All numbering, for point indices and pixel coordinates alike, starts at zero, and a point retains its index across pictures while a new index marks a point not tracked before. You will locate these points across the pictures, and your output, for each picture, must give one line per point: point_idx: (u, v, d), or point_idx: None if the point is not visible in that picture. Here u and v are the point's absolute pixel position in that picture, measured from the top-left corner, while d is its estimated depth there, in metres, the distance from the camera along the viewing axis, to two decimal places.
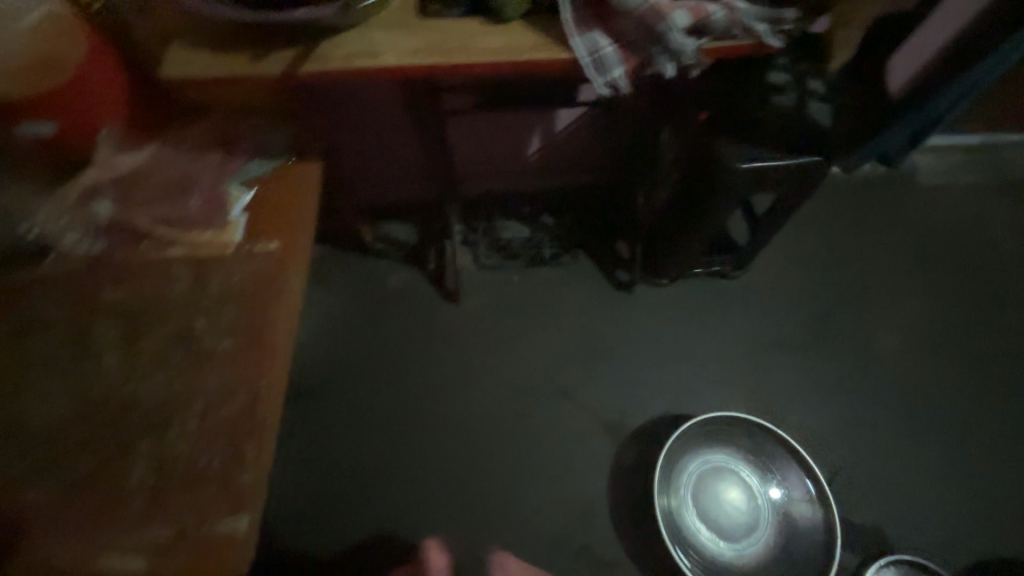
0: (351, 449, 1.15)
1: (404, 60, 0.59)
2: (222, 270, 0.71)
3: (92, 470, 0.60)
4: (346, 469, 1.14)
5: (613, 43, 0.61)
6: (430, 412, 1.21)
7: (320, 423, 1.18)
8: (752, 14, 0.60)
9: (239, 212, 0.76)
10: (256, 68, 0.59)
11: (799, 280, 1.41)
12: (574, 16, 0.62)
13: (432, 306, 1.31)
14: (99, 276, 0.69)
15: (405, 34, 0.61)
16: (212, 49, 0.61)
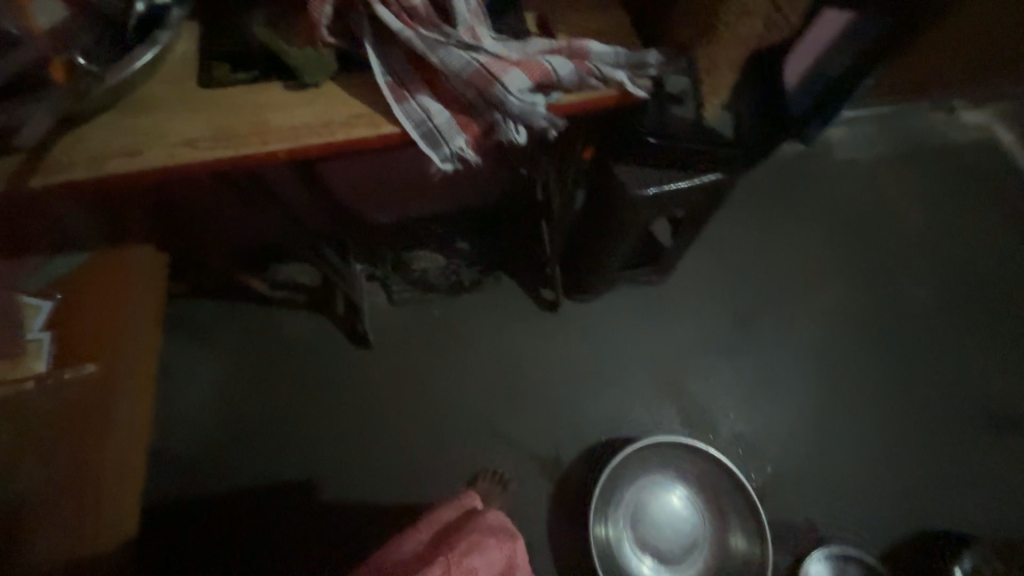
0: (265, 524, 1.07)
1: (172, 155, 0.47)
2: (27, 409, 0.68)
3: None
4: (262, 547, 1.06)
5: (445, 108, 0.50)
6: (348, 472, 1.12)
7: (228, 500, 1.09)
8: (606, 61, 0.51)
9: (38, 330, 0.71)
10: None
11: (725, 277, 1.37)
12: (393, 76, 0.50)
13: (341, 353, 1.20)
14: None
15: (177, 114, 0.49)
16: None
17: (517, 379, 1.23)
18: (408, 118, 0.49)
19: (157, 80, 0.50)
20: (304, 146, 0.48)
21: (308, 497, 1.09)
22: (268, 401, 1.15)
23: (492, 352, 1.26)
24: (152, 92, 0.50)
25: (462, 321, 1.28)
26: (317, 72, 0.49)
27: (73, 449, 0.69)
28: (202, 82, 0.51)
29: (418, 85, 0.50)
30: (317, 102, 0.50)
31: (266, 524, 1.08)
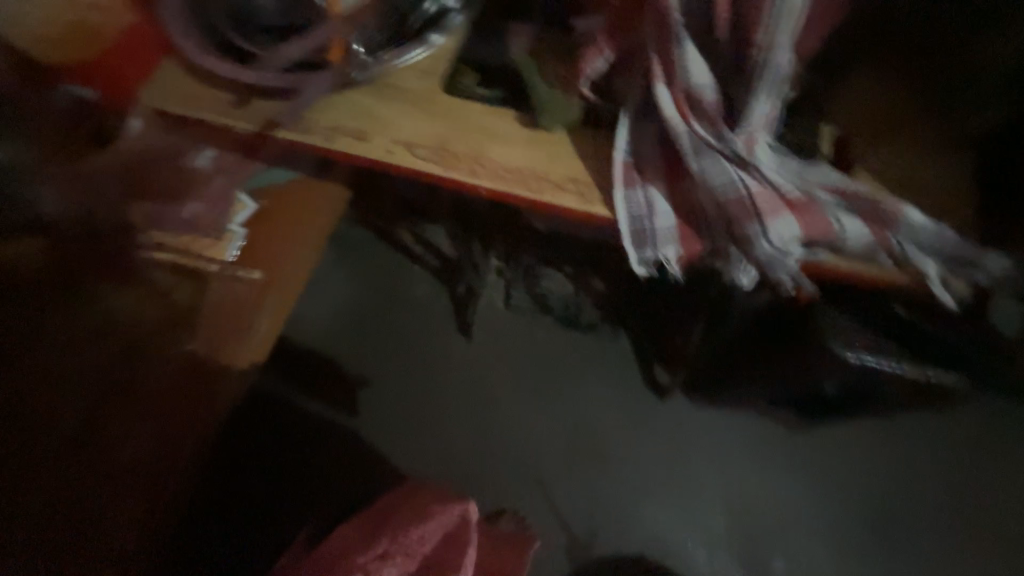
0: (310, 448, 1.13)
1: (392, 155, 0.46)
2: (196, 293, 0.71)
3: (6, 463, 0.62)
4: (297, 467, 1.12)
5: (672, 214, 0.46)
6: (399, 442, 1.15)
7: (292, 410, 1.15)
8: (903, 243, 0.46)
9: (238, 225, 0.75)
10: (236, 118, 0.50)
11: (889, 468, 1.07)
12: (634, 160, 0.46)
13: (443, 331, 1.23)
14: (78, 255, 0.69)
15: (412, 114, 0.48)
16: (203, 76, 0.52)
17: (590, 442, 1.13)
18: (628, 207, 0.45)
19: (410, 73, 0.50)
20: (505, 191, 0.46)
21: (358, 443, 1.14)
22: (364, 340, 1.22)
23: (577, 404, 1.17)
24: (400, 82, 0.50)
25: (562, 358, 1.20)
26: (554, 121, 0.48)
27: (217, 339, 0.73)
28: (443, 87, 0.50)
29: (656, 176, 0.46)
30: (536, 152, 0.47)
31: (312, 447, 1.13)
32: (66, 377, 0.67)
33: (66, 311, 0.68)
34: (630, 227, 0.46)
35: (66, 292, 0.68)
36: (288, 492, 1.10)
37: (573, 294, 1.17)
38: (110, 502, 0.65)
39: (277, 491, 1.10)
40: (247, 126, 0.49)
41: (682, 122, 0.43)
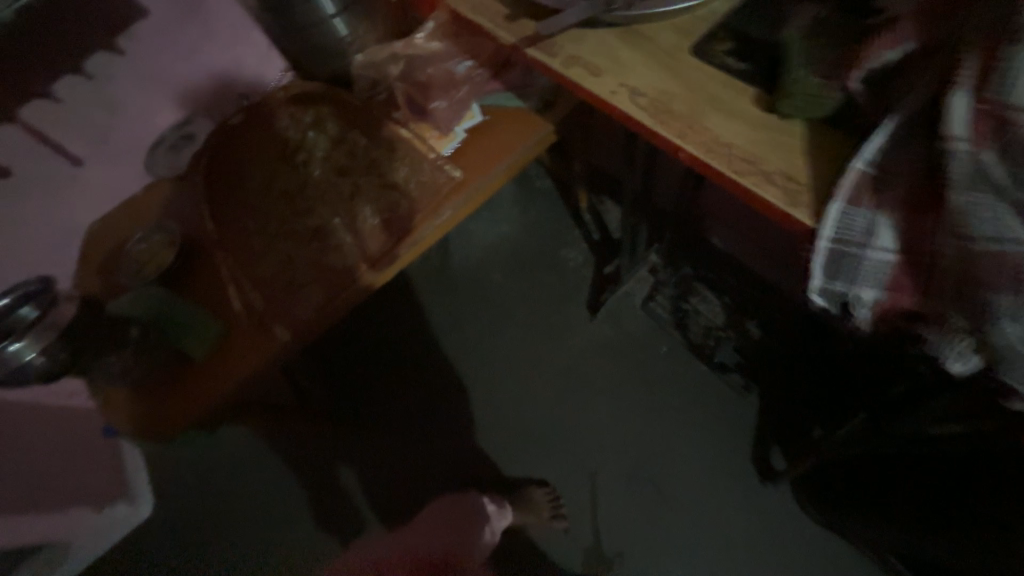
0: (427, 336, 1.30)
1: (614, 96, 0.48)
2: (412, 167, 0.88)
3: (261, 234, 0.89)
4: (410, 346, 1.29)
5: (892, 253, 0.41)
6: (493, 371, 1.24)
7: (427, 299, 1.33)
8: None
9: (461, 129, 0.90)
10: (500, 28, 0.57)
11: None
12: (873, 179, 0.41)
13: (572, 299, 1.28)
14: (356, 120, 0.93)
15: (650, 66, 0.49)
16: None
17: (658, 465, 1.10)
18: (838, 226, 0.41)
19: (665, 27, 0.51)
20: (705, 162, 0.45)
21: (461, 352, 1.27)
22: (505, 272, 1.33)
23: (667, 430, 1.12)
24: (653, 32, 0.51)
25: (678, 380, 1.16)
26: (796, 110, 0.45)
27: (410, 210, 0.86)
28: (694, 49, 0.49)
29: (886, 206, 0.41)
30: (757, 137, 0.45)
31: (428, 337, 1.29)
32: (320, 190, 0.90)
33: (336, 154, 0.92)
34: (833, 244, 0.41)
35: (340, 143, 0.92)
36: (397, 366, 1.28)
37: (722, 327, 1.09)
38: (305, 285, 0.84)
39: (391, 361, 1.29)
40: (510, 38, 0.56)
41: (972, 148, 0.36)
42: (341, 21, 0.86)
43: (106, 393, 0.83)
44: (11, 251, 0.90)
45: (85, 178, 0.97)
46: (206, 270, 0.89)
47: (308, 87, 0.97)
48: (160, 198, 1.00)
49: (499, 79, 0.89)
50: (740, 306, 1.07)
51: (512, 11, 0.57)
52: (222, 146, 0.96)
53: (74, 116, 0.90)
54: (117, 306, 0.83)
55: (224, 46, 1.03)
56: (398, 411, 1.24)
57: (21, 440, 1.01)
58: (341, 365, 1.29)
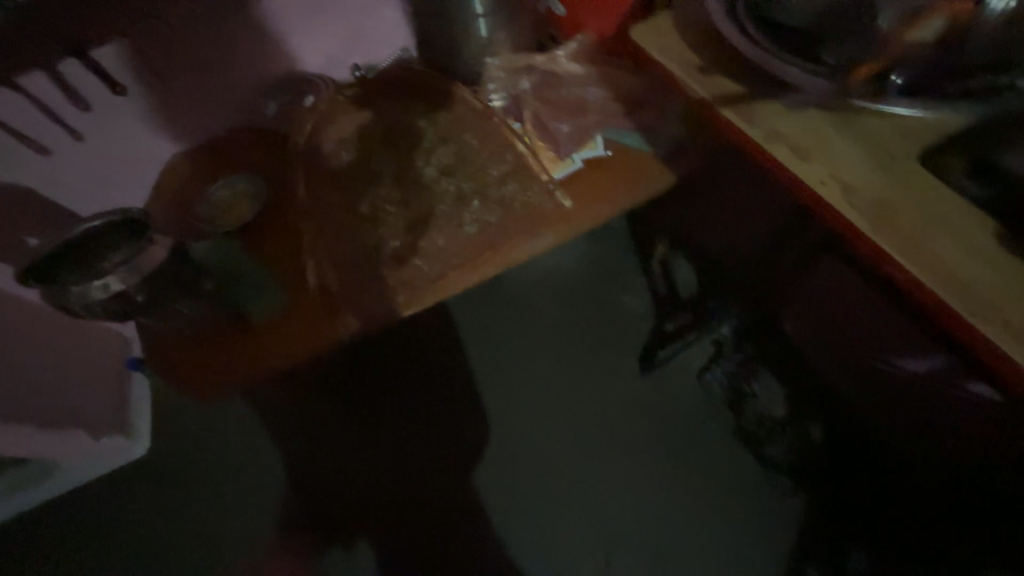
0: (466, 348, 1.23)
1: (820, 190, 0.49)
2: (521, 185, 0.83)
3: (349, 214, 0.85)
4: (446, 354, 1.22)
5: None
6: (514, 401, 1.18)
7: (474, 310, 1.27)
8: None
9: (579, 157, 0.85)
10: (695, 78, 0.56)
11: None
12: None
13: (626, 348, 1.21)
14: (472, 121, 0.89)
15: (863, 163, 0.50)
16: (688, 33, 0.59)
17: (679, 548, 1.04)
18: None
19: (882, 125, 0.52)
20: (923, 284, 0.44)
21: (500, 373, 1.21)
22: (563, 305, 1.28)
23: (697, 514, 1.05)
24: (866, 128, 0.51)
25: (717, 460, 1.09)
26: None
27: (506, 227, 0.81)
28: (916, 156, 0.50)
29: None
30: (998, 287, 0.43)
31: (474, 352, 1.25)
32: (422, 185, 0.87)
33: (444, 151, 0.88)
34: None
35: (451, 141, 0.89)
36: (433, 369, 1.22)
37: (777, 419, 1.04)
38: (386, 277, 0.80)
39: (426, 365, 1.22)
40: (702, 92, 0.55)
41: None
42: (486, 21, 0.85)
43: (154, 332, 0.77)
44: (90, 160, 0.90)
45: (183, 108, 0.94)
46: (284, 234, 0.84)
47: (430, 76, 0.93)
48: (254, 148, 0.96)
49: (631, 115, 0.85)
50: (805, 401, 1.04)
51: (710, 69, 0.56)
52: (331, 116, 0.93)
53: (196, 47, 0.88)
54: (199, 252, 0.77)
55: (358, 13, 0.99)
56: (422, 417, 1.17)
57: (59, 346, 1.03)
58: (373, 355, 1.24)
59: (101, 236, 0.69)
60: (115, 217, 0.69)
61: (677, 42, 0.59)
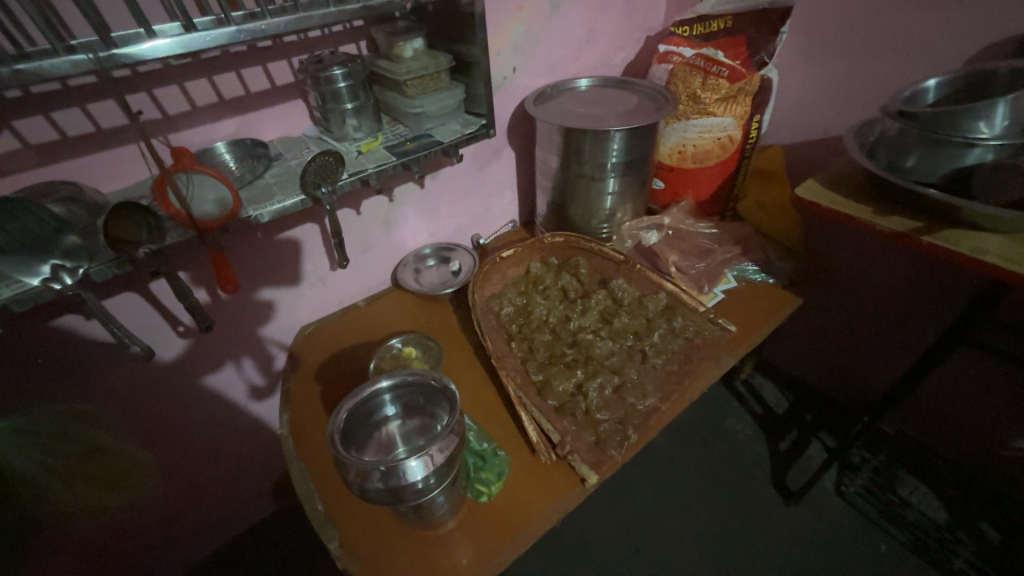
0: (607, 504, 1.19)
1: (1011, 268, 0.64)
2: (686, 317, 0.91)
3: (537, 361, 0.86)
4: (591, 515, 1.17)
5: None
6: (644, 535, 1.13)
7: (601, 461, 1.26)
8: None
9: (718, 291, 0.99)
10: (872, 220, 0.75)
11: None
12: None
13: (756, 474, 1.22)
14: (618, 271, 0.98)
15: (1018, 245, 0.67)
16: (837, 193, 0.82)
17: None
18: None
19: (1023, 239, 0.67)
20: None
21: (650, 525, 1.14)
22: (667, 437, 1.30)
23: None
24: (991, 240, 0.68)
25: (865, 551, 1.08)
26: None
27: (692, 355, 0.86)
28: None
29: None
30: None
31: (605, 503, 1.19)
32: (590, 329, 0.93)
33: (598, 296, 0.97)
34: None
35: (604, 287, 0.99)
36: (576, 538, 1.13)
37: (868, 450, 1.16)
38: (603, 414, 0.77)
39: (578, 531, 1.15)
40: (891, 227, 0.73)
41: None
42: (612, 198, 1.01)
43: (347, 510, 0.67)
44: (269, 346, 0.90)
45: (329, 282, 0.93)
46: (474, 390, 0.82)
47: (568, 236, 1.01)
48: (404, 312, 0.97)
49: (746, 254, 1.04)
50: (912, 406, 1.13)
51: (883, 214, 0.76)
52: (487, 273, 0.96)
53: (361, 228, 0.93)
54: (413, 421, 0.62)
55: (487, 196, 1.11)
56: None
57: (228, 475, 0.99)
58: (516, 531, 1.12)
59: (401, 387, 0.60)
60: (405, 376, 0.59)
61: (833, 197, 0.81)
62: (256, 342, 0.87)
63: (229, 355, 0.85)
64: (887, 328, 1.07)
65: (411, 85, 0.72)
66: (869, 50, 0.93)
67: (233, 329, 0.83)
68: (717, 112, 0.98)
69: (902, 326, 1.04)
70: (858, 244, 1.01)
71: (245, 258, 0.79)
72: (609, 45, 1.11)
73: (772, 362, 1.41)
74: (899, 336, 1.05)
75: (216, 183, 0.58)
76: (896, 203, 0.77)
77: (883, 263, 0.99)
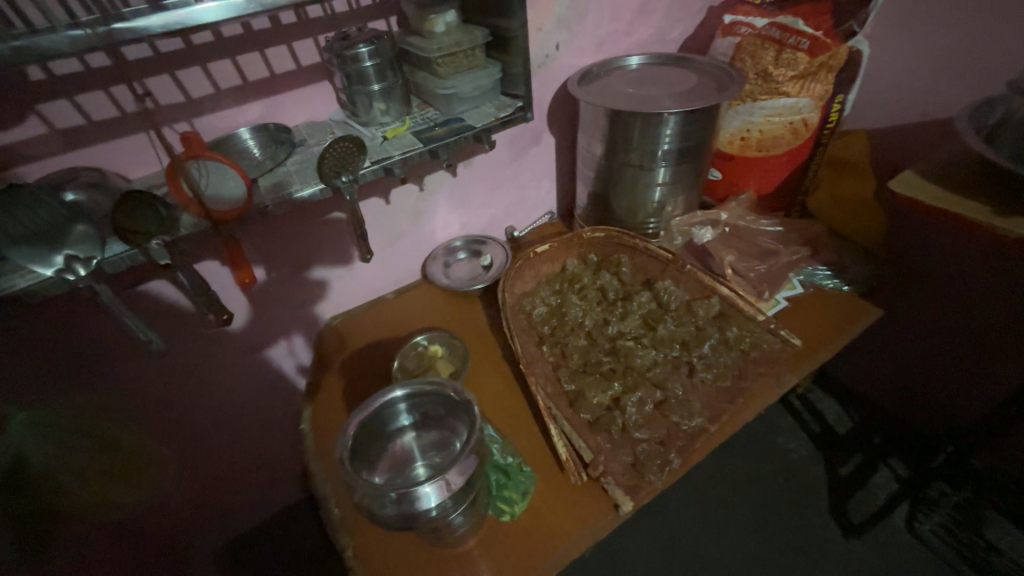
0: (639, 521, 1.12)
1: None
2: (743, 327, 0.81)
3: (570, 368, 0.79)
4: (622, 529, 1.11)
5: None
6: (678, 555, 1.06)
7: None
8: None
9: (781, 298, 0.87)
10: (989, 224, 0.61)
11: None
12: None
13: (808, 499, 1.11)
14: (665, 271, 0.88)
15: None
16: (942, 188, 0.68)
17: None
18: None
19: None
20: None
21: (684, 544, 1.07)
22: (711, 455, 1.19)
23: None
24: None
25: None
26: None
27: (749, 373, 0.75)
28: None
29: None
30: None
31: (637, 518, 1.12)
32: (631, 334, 0.84)
33: (642, 298, 0.88)
34: None
35: (650, 289, 0.89)
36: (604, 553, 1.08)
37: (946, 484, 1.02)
38: (641, 434, 0.69)
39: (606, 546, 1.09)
40: (1015, 233, 0.59)
41: None
42: (662, 190, 0.91)
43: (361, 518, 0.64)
44: (296, 339, 0.89)
45: (356, 273, 0.90)
46: (501, 396, 0.77)
47: (610, 231, 0.92)
48: (432, 308, 0.93)
49: (815, 257, 0.91)
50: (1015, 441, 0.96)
51: (1004, 214, 0.62)
52: (520, 269, 0.89)
53: (389, 218, 0.88)
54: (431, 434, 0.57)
55: (523, 186, 1.04)
56: None
57: (256, 462, 1.00)
58: None
59: (417, 397, 0.55)
60: (422, 386, 0.54)
61: (936, 194, 0.67)
62: (283, 332, 0.86)
63: (255, 346, 0.84)
64: (987, 347, 0.91)
65: (442, 64, 0.66)
66: (997, 11, 0.76)
67: (261, 318, 0.82)
68: (792, 92, 0.85)
69: (1008, 346, 0.88)
70: (957, 250, 0.87)
71: (271, 249, 0.76)
72: (664, 17, 0.99)
73: (836, 376, 1.27)
74: (1002, 358, 0.90)
75: (231, 172, 0.54)
76: (1020, 202, 0.63)
77: (990, 271, 0.84)
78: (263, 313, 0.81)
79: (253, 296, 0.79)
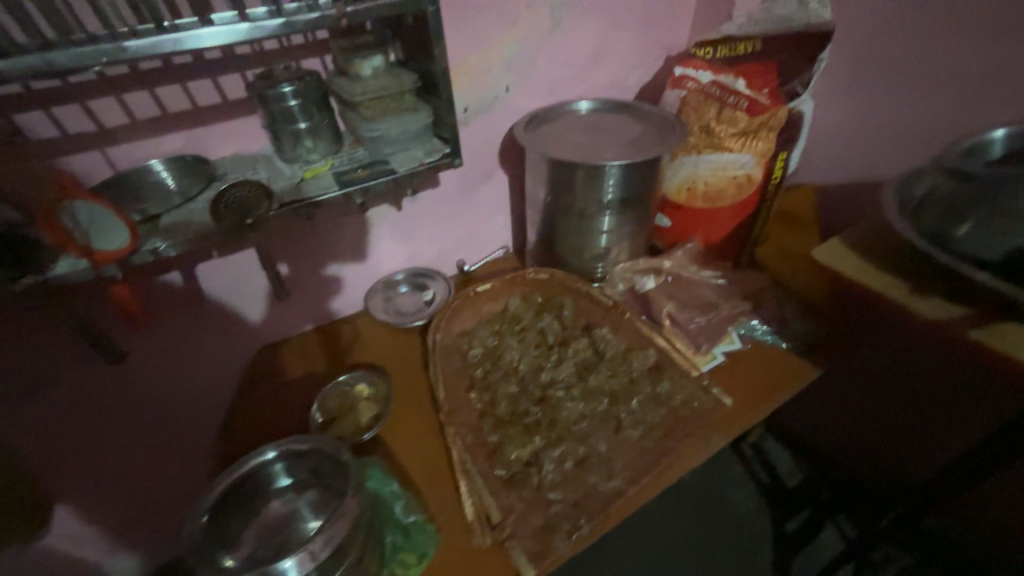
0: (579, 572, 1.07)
1: None
2: (676, 382, 0.79)
3: (496, 417, 0.77)
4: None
5: None
6: None
7: None
8: None
9: (719, 352, 0.86)
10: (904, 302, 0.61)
11: None
12: None
13: (752, 556, 1.08)
14: (605, 318, 0.87)
15: None
16: (866, 259, 0.68)
17: None
18: None
19: None
20: None
21: None
22: (658, 504, 1.16)
23: None
24: None
25: None
26: None
27: (676, 432, 0.73)
28: None
29: None
30: None
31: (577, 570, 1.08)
32: (564, 383, 0.82)
33: (579, 344, 0.86)
34: None
35: (588, 335, 0.88)
36: None
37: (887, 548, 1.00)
38: (555, 494, 0.66)
39: None
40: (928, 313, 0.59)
41: None
42: (607, 236, 0.90)
43: None
44: (220, 369, 0.86)
45: (289, 305, 0.88)
46: (419, 445, 0.74)
47: (553, 275, 0.91)
48: (368, 343, 0.91)
49: (756, 312, 0.90)
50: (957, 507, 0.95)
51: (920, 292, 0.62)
52: (458, 309, 0.88)
53: (325, 250, 0.86)
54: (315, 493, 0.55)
55: (473, 221, 1.02)
56: None
57: None
58: None
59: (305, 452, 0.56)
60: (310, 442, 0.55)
61: (859, 265, 0.67)
62: (205, 363, 0.83)
63: (173, 377, 0.81)
64: (927, 410, 0.90)
65: (369, 107, 0.65)
66: (930, 83, 0.78)
67: (179, 349, 0.79)
68: (734, 148, 0.85)
69: (948, 412, 0.87)
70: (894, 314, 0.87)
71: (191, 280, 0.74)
72: (619, 65, 1.00)
73: (788, 426, 1.25)
74: (942, 422, 0.89)
75: (108, 210, 0.52)
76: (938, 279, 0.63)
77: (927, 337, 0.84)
78: (182, 344, 0.79)
79: (171, 328, 0.76)
